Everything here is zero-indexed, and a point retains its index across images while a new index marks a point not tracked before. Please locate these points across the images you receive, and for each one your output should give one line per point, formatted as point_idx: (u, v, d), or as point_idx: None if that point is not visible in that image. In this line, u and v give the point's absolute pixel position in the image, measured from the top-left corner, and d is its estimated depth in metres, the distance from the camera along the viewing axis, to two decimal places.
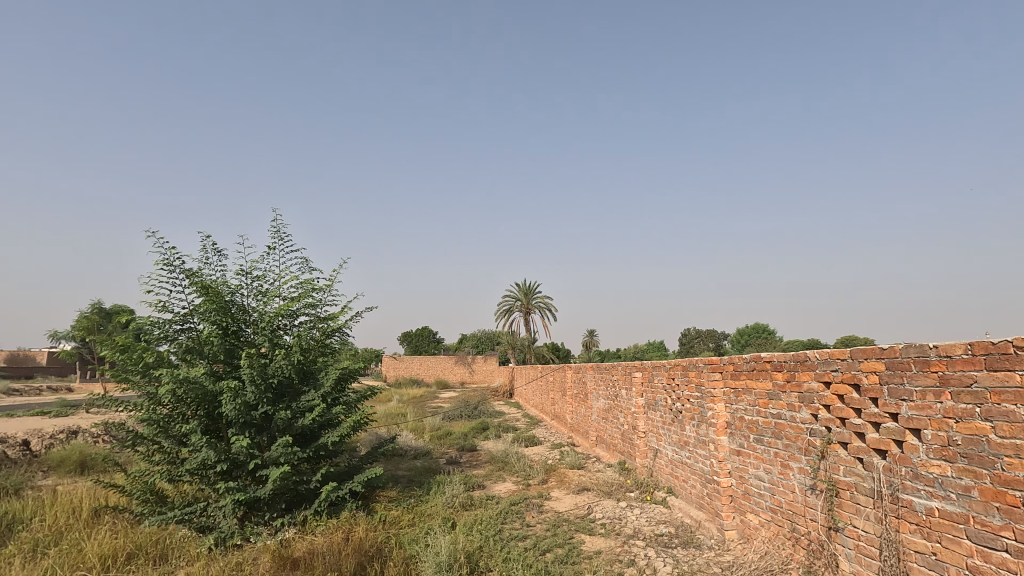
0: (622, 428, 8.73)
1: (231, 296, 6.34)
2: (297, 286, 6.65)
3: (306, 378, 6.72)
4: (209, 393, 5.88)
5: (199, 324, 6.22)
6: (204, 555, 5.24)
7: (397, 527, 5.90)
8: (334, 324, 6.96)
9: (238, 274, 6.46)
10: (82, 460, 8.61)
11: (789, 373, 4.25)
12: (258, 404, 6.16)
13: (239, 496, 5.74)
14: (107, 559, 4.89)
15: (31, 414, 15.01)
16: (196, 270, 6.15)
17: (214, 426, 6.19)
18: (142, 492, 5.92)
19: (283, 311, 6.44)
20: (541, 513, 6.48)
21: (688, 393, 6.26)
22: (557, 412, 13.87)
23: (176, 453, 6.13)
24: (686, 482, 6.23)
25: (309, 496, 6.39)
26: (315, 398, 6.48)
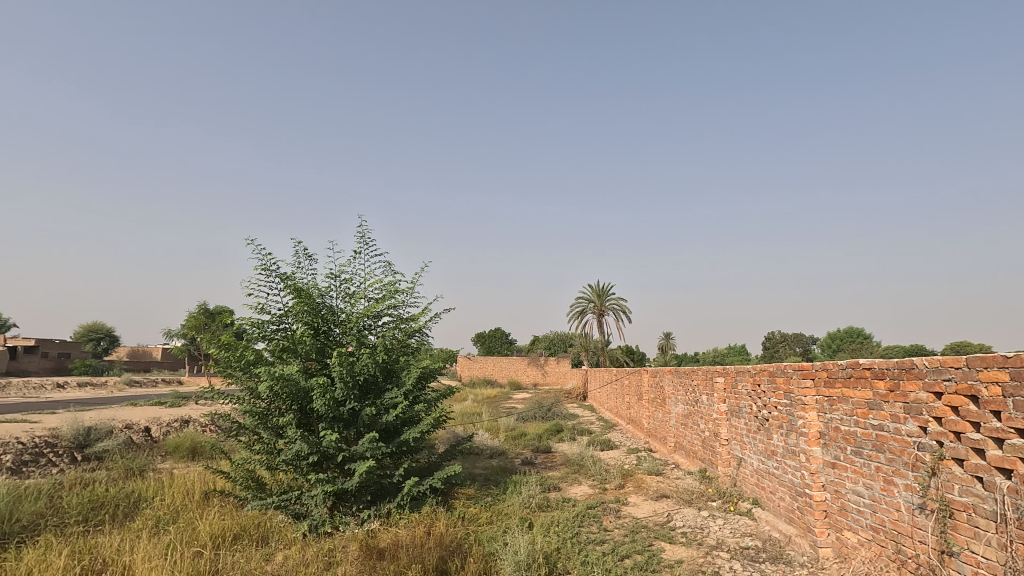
0: (702, 435, 8.42)
1: (321, 298, 6.76)
2: (381, 288, 6.97)
3: (389, 376, 7.02)
4: (302, 389, 6.29)
5: (293, 324, 6.68)
6: (299, 540, 5.61)
7: (476, 524, 6.04)
8: (415, 325, 7.23)
9: (328, 277, 6.88)
10: (193, 447, 9.48)
11: (892, 381, 3.94)
12: (346, 401, 6.52)
13: (329, 486, 6.09)
14: (216, 538, 5.35)
15: (150, 404, 16.70)
16: (290, 273, 6.60)
17: (306, 420, 6.61)
18: (244, 478, 6.42)
19: (368, 312, 6.78)
20: (618, 518, 6.39)
21: (775, 401, 5.94)
22: (633, 416, 13.60)
23: (274, 444, 6.59)
24: (774, 494, 5.91)
25: (392, 490, 6.67)
26: (398, 395, 6.75)
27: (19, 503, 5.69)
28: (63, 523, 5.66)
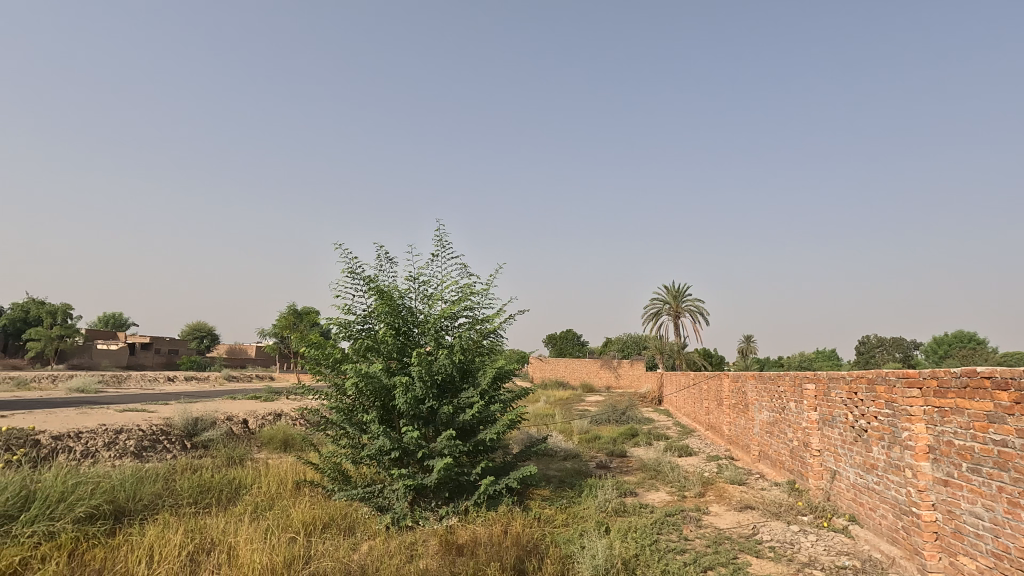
0: (790, 445, 7.95)
1: (401, 300, 7.02)
2: (458, 290, 7.13)
3: (466, 376, 7.16)
4: (384, 386, 6.55)
5: (375, 324, 6.98)
6: (383, 532, 5.86)
7: (552, 525, 6.04)
8: (490, 326, 7.33)
9: (408, 279, 7.12)
10: (285, 439, 10.15)
11: (1018, 393, 3.54)
12: (425, 399, 6.73)
13: (410, 481, 6.31)
14: (308, 526, 5.70)
15: (247, 398, 18.03)
16: (374, 275, 6.90)
17: (388, 416, 6.88)
18: (332, 470, 6.78)
19: (446, 313, 6.95)
20: (699, 527, 6.16)
21: (875, 410, 5.51)
22: (712, 422, 13.07)
23: (358, 439, 6.91)
24: (874, 511, 5.47)
25: (469, 487, 6.80)
26: (474, 395, 6.88)
27: (140, 484, 6.32)
28: (177, 504, 6.24)
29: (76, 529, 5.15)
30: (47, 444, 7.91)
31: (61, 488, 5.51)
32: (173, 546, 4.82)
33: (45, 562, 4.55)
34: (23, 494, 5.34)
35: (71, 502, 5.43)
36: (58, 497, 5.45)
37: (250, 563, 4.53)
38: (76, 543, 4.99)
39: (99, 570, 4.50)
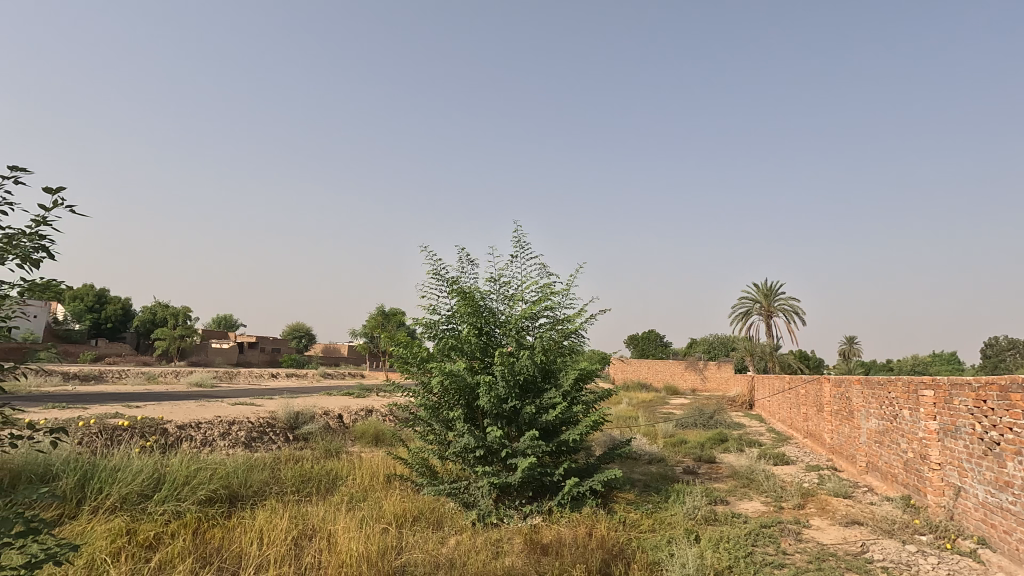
0: (904, 457, 7.24)
1: (483, 301, 7.15)
2: (538, 291, 7.15)
3: (548, 376, 7.16)
4: (469, 385, 6.70)
5: (459, 324, 7.15)
6: (469, 527, 5.99)
7: (638, 530, 5.90)
8: (571, 325, 7.27)
9: (489, 280, 7.24)
10: (376, 434, 10.67)
11: None
12: (508, 399, 6.80)
13: (494, 479, 6.41)
14: (400, 518, 5.95)
15: (341, 394, 19.16)
16: (457, 277, 7.08)
17: (472, 414, 7.03)
18: (420, 465, 7.04)
19: (527, 314, 7.00)
20: (799, 541, 5.77)
21: (1009, 421, 4.89)
22: (811, 430, 12.20)
23: (444, 436, 7.11)
24: (1010, 534, 4.86)
25: (553, 488, 6.80)
26: (557, 396, 6.85)
27: (251, 472, 6.89)
28: (283, 491, 6.74)
29: (198, 509, 5.71)
30: (173, 432, 8.83)
31: (186, 473, 6.13)
32: (280, 531, 5.21)
33: (174, 538, 5.08)
34: (154, 477, 5.99)
35: (193, 485, 6.03)
36: (183, 480, 6.07)
37: (348, 550, 4.80)
38: (199, 522, 5.53)
39: (217, 548, 4.96)
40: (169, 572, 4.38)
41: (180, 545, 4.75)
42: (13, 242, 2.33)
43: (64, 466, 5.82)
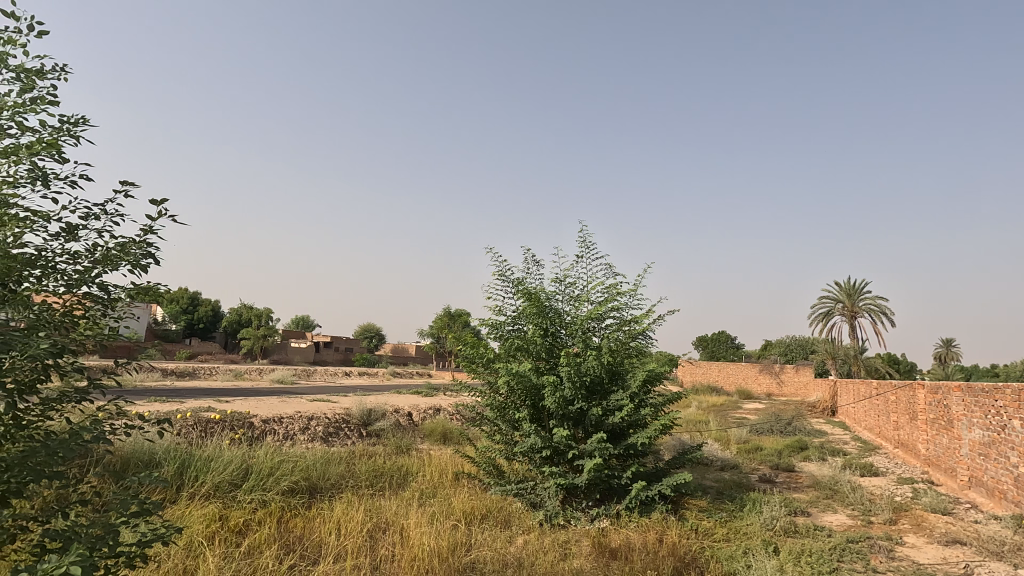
0: (1014, 472, 6.56)
1: (549, 301, 7.15)
2: (604, 291, 7.05)
3: (614, 378, 7.05)
4: (535, 385, 6.71)
5: (525, 325, 7.18)
6: (536, 528, 6.01)
7: (711, 539, 5.70)
8: (639, 326, 7.11)
9: (554, 281, 7.23)
10: (444, 432, 10.92)
11: None
12: (575, 400, 6.76)
13: (561, 480, 6.39)
14: (468, 515, 6.06)
15: (410, 392, 19.79)
16: (522, 278, 7.11)
17: (539, 415, 7.03)
18: (487, 464, 7.12)
19: (593, 315, 6.92)
20: (891, 559, 5.36)
21: None
22: (903, 439, 11.29)
23: (511, 435, 7.16)
24: None
25: (621, 491, 6.69)
26: (624, 398, 6.72)
27: (329, 466, 7.24)
28: (358, 484, 7.04)
29: (282, 499, 6.06)
30: (258, 426, 9.43)
31: (271, 464, 6.53)
32: (356, 523, 5.45)
33: (261, 525, 5.42)
34: (243, 467, 6.43)
35: (277, 476, 6.41)
36: (268, 471, 6.48)
37: (420, 545, 4.95)
38: (282, 511, 5.87)
39: (299, 537, 5.24)
40: (257, 556, 4.68)
41: (266, 533, 5.07)
42: (125, 249, 2.56)
43: (165, 454, 6.36)
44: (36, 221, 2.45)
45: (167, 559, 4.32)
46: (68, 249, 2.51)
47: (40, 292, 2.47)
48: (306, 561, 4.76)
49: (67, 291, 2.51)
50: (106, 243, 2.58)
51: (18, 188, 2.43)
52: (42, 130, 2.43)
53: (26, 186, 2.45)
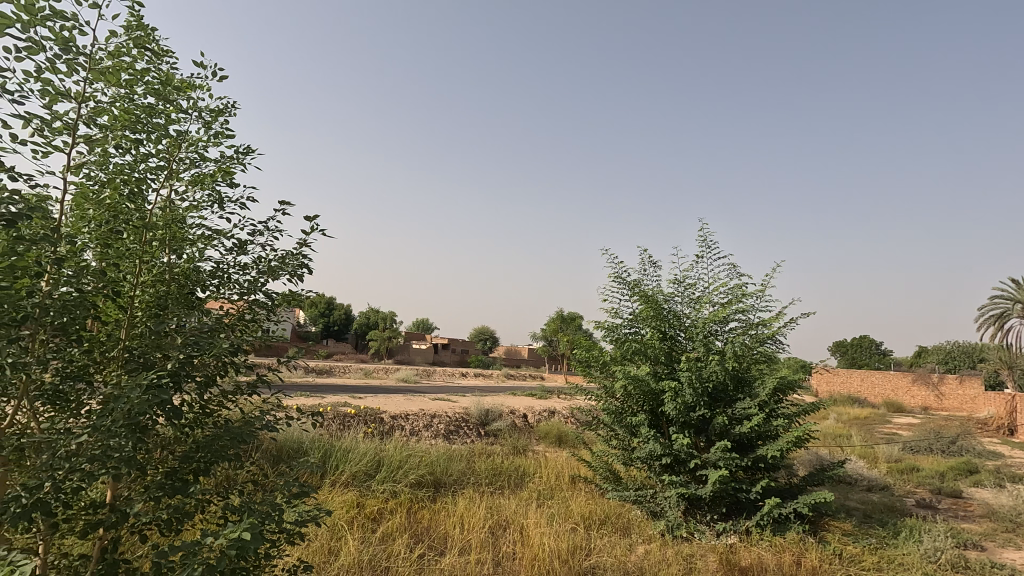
0: None
1: (667, 303, 6.90)
2: (727, 293, 6.65)
3: (740, 385, 6.62)
4: (654, 391, 6.50)
5: (641, 328, 7.00)
6: (658, 538, 5.82)
7: (859, 567, 5.14)
8: (768, 330, 6.59)
9: (673, 282, 6.96)
10: (559, 435, 10.96)
11: None
12: (697, 407, 6.45)
13: (683, 491, 6.10)
14: (586, 519, 6.03)
15: (524, 394, 20.21)
16: (638, 280, 6.93)
17: (658, 421, 6.80)
18: (604, 469, 7.02)
19: (715, 317, 6.53)
20: None
21: None
22: None
23: (628, 441, 6.99)
24: None
25: (750, 507, 6.25)
26: (752, 406, 6.28)
27: (451, 462, 7.59)
28: (478, 481, 7.31)
29: (410, 491, 6.47)
30: (387, 421, 10.15)
31: (399, 459, 6.99)
32: (478, 518, 5.65)
33: (392, 514, 5.83)
34: (376, 459, 6.96)
35: (405, 469, 6.86)
36: (397, 464, 6.95)
37: (540, 545, 5.02)
38: (411, 502, 6.26)
39: (427, 528, 5.56)
40: (390, 543, 5.04)
41: (398, 522, 5.43)
42: (285, 261, 2.89)
43: (312, 444, 7.07)
44: (215, 239, 2.83)
45: (316, 538, 4.80)
46: (239, 262, 2.88)
47: (218, 299, 2.86)
48: (433, 552, 5.02)
49: (240, 297, 2.88)
50: (268, 255, 2.92)
51: (201, 210, 2.83)
52: (220, 161, 2.81)
53: (207, 209, 2.85)
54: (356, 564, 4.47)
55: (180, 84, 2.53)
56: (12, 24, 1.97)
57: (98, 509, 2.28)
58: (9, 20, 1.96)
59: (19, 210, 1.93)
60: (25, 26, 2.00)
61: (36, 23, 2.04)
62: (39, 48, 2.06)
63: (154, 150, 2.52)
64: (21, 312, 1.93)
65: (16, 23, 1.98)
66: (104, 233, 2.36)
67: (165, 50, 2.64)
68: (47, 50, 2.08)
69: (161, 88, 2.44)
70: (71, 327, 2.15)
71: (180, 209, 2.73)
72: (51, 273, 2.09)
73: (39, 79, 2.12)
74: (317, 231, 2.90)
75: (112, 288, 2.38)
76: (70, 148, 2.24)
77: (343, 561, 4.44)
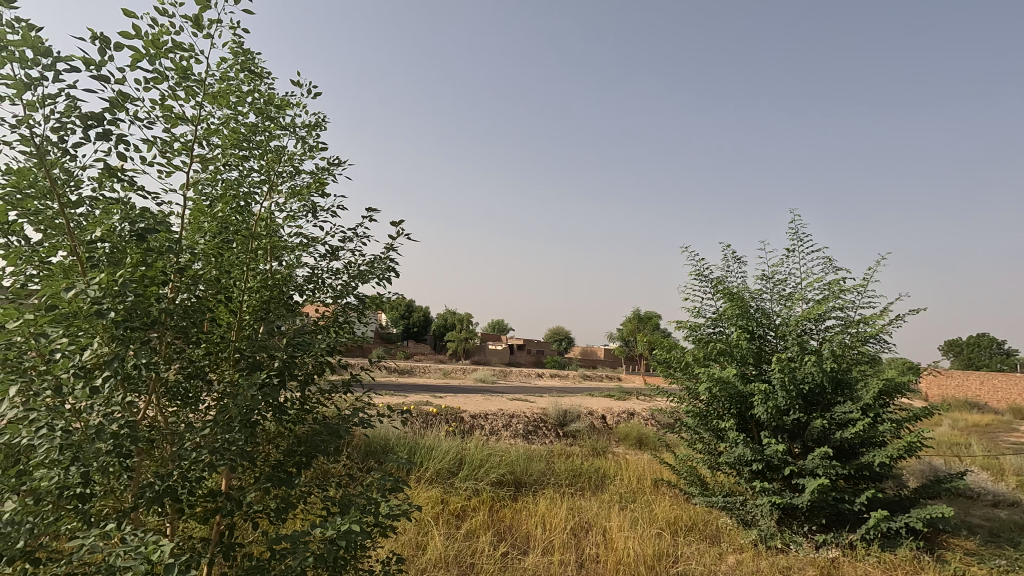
0: None
1: (754, 301, 6.54)
2: (823, 288, 6.20)
3: (840, 387, 6.15)
4: (742, 393, 6.18)
5: (726, 327, 6.67)
6: (750, 548, 5.54)
7: None
8: (871, 328, 6.07)
9: (760, 278, 6.59)
10: (639, 437, 10.71)
11: None
12: (790, 410, 6.06)
13: (776, 499, 5.76)
14: (672, 524, 5.86)
15: (601, 394, 19.96)
16: (722, 277, 6.63)
17: (747, 425, 6.46)
18: (689, 474, 6.76)
19: (810, 315, 6.10)
20: None
21: None
22: None
23: (715, 445, 6.68)
24: None
25: (854, 519, 5.81)
26: (855, 410, 5.80)
27: (531, 462, 7.62)
28: (558, 482, 7.28)
29: (491, 490, 6.56)
30: (467, 421, 10.36)
31: (480, 457, 7.11)
32: (560, 519, 5.64)
33: (476, 511, 5.95)
34: (458, 458, 7.12)
35: (487, 468, 6.97)
36: (478, 462, 7.07)
37: (625, 549, 4.93)
38: (493, 501, 6.35)
39: (510, 527, 5.61)
40: (475, 540, 5.14)
41: (481, 520, 5.53)
42: (374, 265, 3.02)
43: (397, 442, 7.35)
44: (310, 246, 3.01)
45: (405, 532, 4.99)
46: (332, 268, 3.04)
47: (314, 302, 3.03)
48: (516, 551, 5.06)
49: (333, 301, 3.05)
50: (358, 261, 3.06)
51: (298, 220, 3.01)
52: (315, 172, 2.98)
53: (303, 218, 3.03)
54: (442, 560, 4.60)
55: (280, 103, 2.72)
56: (141, 58, 2.20)
57: (217, 497, 2.48)
58: (139, 54, 2.19)
59: (149, 224, 2.15)
60: (152, 59, 2.22)
61: (161, 56, 2.26)
62: (163, 78, 2.28)
63: (257, 165, 2.72)
64: (152, 317, 2.14)
65: (144, 57, 2.20)
66: (218, 243, 2.57)
67: (266, 72, 2.84)
68: (169, 79, 2.30)
69: (263, 108, 2.63)
70: (191, 330, 2.37)
71: (280, 219, 2.92)
72: (175, 280, 2.30)
73: (163, 106, 2.35)
74: (402, 235, 3.00)
75: (224, 294, 2.59)
76: (188, 166, 2.46)
77: (431, 555, 4.58)
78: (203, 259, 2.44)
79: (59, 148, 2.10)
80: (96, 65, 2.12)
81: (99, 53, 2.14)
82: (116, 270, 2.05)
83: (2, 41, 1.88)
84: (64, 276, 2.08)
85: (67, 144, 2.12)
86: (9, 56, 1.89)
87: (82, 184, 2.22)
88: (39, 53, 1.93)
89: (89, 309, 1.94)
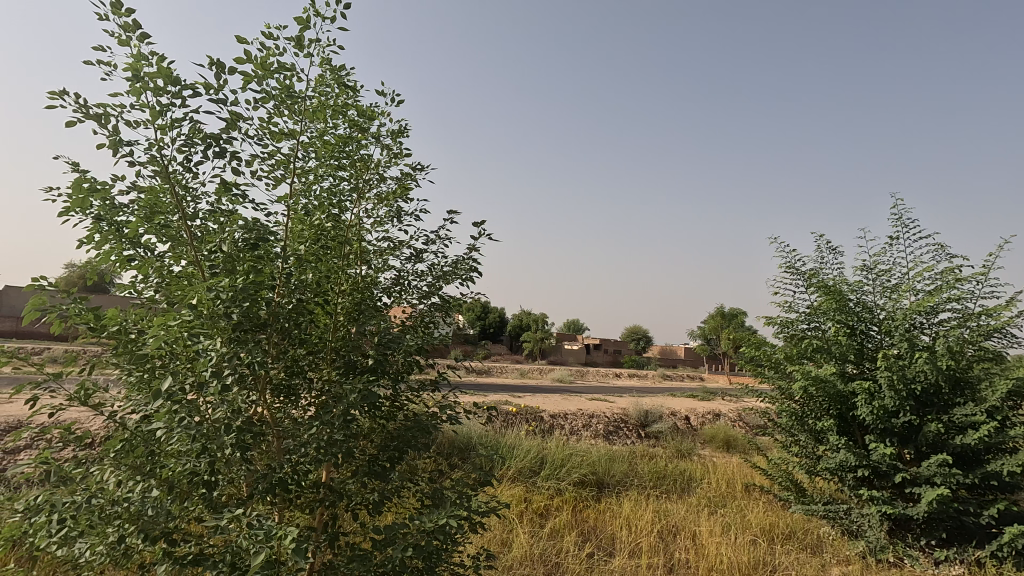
0: None
1: (854, 294, 6.04)
2: (935, 279, 5.62)
3: (959, 386, 5.55)
4: (842, 393, 5.74)
5: (823, 323, 6.19)
6: (857, 561, 5.14)
7: None
8: (996, 320, 5.42)
9: (860, 269, 6.08)
10: (727, 439, 10.22)
11: None
12: (900, 412, 5.55)
13: (887, 509, 5.28)
14: (768, 531, 5.56)
15: (683, 394, 19.34)
16: (816, 269, 6.18)
17: (850, 427, 5.97)
18: (784, 479, 6.35)
19: (919, 308, 5.55)
20: None
21: None
22: None
23: (813, 449, 6.20)
24: None
25: (981, 533, 5.23)
26: (977, 411, 5.21)
27: (614, 462, 7.49)
28: (642, 484, 7.10)
29: (574, 489, 6.53)
30: (547, 420, 10.37)
31: (561, 457, 7.09)
32: (646, 521, 5.51)
33: (559, 510, 5.94)
34: (538, 457, 7.13)
35: (568, 468, 6.93)
36: (560, 462, 7.05)
37: (717, 555, 4.76)
38: (576, 501, 6.32)
39: (594, 527, 5.55)
40: (560, 539, 5.13)
41: (565, 520, 5.51)
42: (456, 266, 3.08)
43: (478, 441, 7.48)
44: (396, 250, 3.11)
45: (493, 529, 5.07)
46: (417, 270, 3.14)
47: (401, 304, 3.14)
48: (602, 551, 5.01)
49: (419, 302, 3.14)
50: (442, 262, 3.13)
51: (385, 225, 3.12)
52: (400, 178, 3.09)
53: (389, 223, 3.14)
54: (528, 558, 4.62)
55: (369, 113, 2.84)
56: (251, 79, 2.37)
57: (321, 490, 2.61)
58: (250, 76, 2.36)
59: (258, 234, 2.33)
60: (260, 79, 2.40)
61: (268, 76, 2.43)
62: (269, 97, 2.45)
63: (349, 174, 2.86)
64: (262, 319, 2.31)
65: (254, 78, 2.38)
66: (316, 249, 2.73)
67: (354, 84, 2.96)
68: (274, 98, 2.47)
69: (355, 120, 2.77)
70: (294, 331, 2.52)
71: (368, 225, 3.04)
72: (280, 285, 2.46)
73: (268, 122, 2.53)
74: (483, 236, 3.05)
75: (322, 297, 2.73)
76: (289, 178, 2.63)
77: (517, 554, 4.60)
78: (302, 265, 2.60)
79: (183, 165, 2.32)
80: (215, 89, 2.32)
81: (216, 78, 2.33)
82: (233, 276, 2.23)
83: (139, 73, 2.10)
84: (187, 282, 2.30)
85: (189, 162, 2.33)
86: (145, 86, 2.10)
87: (200, 199, 2.44)
88: (168, 81, 2.13)
89: (212, 312, 2.13)
